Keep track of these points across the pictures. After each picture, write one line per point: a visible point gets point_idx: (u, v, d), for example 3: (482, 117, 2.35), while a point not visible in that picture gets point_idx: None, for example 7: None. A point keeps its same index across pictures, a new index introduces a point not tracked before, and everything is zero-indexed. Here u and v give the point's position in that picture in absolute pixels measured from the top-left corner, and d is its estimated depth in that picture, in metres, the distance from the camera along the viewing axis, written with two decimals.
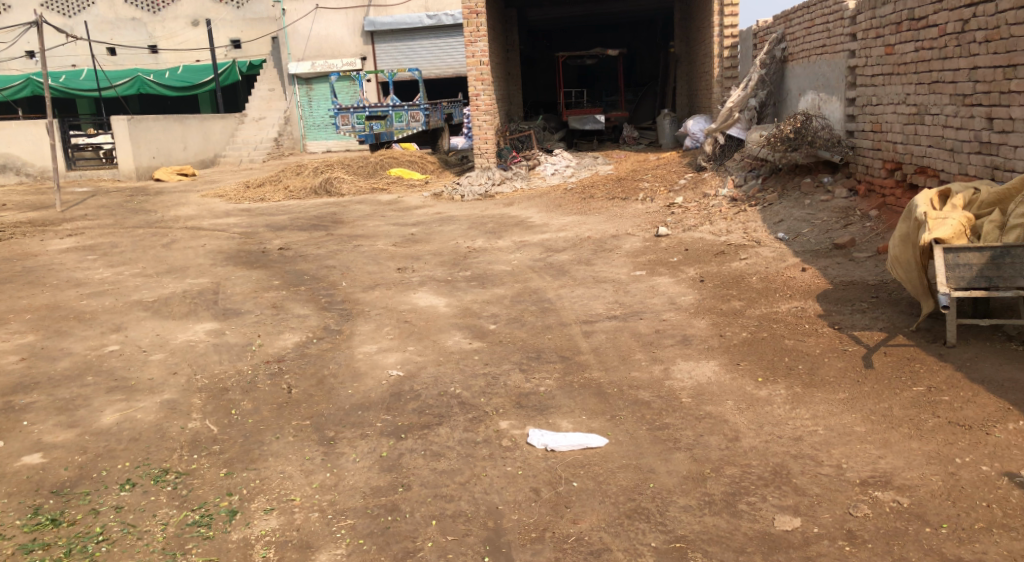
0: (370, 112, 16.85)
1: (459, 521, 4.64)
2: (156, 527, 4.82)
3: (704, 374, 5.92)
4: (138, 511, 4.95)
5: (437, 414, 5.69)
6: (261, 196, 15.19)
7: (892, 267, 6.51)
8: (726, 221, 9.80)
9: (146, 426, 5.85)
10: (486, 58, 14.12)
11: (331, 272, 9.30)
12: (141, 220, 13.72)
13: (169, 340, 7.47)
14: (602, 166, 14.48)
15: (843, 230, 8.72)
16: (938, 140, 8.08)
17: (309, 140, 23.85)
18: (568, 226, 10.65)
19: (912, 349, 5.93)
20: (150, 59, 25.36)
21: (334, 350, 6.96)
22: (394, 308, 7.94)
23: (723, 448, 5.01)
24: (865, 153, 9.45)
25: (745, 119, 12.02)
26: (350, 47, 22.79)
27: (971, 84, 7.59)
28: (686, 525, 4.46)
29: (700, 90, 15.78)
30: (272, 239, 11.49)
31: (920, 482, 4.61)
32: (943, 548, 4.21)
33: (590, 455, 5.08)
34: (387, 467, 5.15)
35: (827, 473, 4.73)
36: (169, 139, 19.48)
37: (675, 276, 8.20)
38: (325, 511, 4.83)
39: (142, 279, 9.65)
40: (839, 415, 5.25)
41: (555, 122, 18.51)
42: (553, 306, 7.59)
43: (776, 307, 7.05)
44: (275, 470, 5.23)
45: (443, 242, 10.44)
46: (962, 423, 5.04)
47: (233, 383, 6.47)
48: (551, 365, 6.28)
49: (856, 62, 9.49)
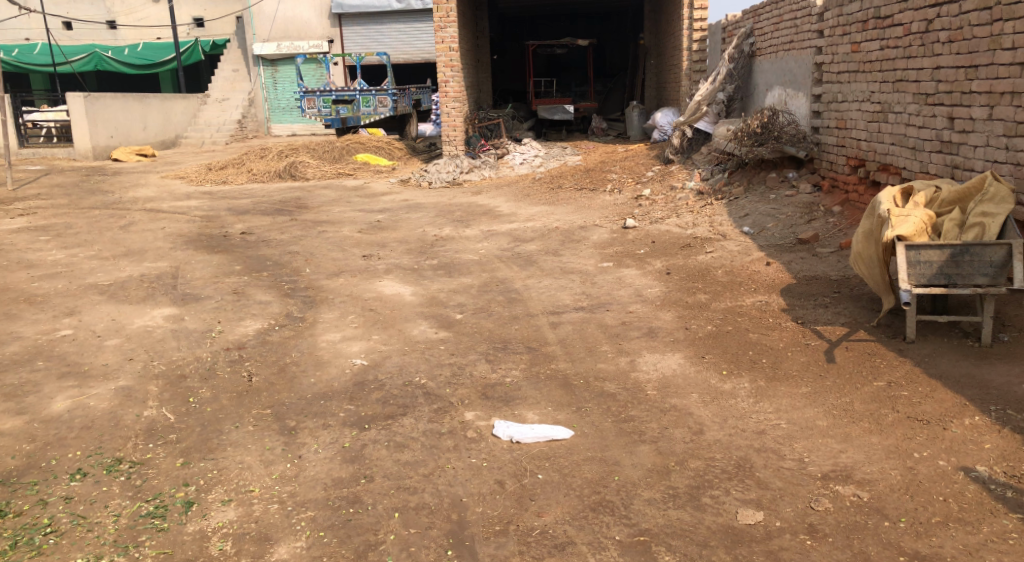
0: (336, 96, 16.56)
1: (421, 513, 4.60)
2: (108, 518, 4.73)
3: (669, 366, 5.94)
4: (89, 502, 4.85)
5: (401, 405, 5.64)
6: (223, 178, 14.99)
7: (855, 263, 6.56)
8: (693, 214, 9.83)
9: (100, 414, 5.74)
10: (455, 45, 14.06)
11: (294, 258, 9.18)
12: (98, 201, 13.46)
13: (126, 325, 7.33)
14: (570, 156, 14.48)
15: (806, 225, 8.79)
16: (901, 138, 8.16)
17: (273, 123, 23.48)
18: (535, 216, 10.62)
19: (872, 345, 5.99)
20: (108, 35, 24.99)
21: (297, 339, 6.87)
22: (359, 296, 7.86)
23: (686, 441, 5.02)
24: (829, 149, 9.52)
25: (712, 113, 12.16)
26: (316, 29, 22.55)
27: (933, 84, 7.67)
28: (650, 519, 4.46)
29: (668, 82, 15.81)
30: (233, 223, 11.33)
31: (879, 476, 4.66)
32: (901, 542, 4.26)
33: (554, 447, 5.07)
34: (349, 458, 5.09)
35: (789, 467, 4.77)
36: (128, 119, 19.12)
37: (641, 268, 8.21)
38: (285, 502, 4.77)
39: (99, 261, 9.46)
40: (802, 409, 5.29)
41: (523, 111, 18.45)
42: (520, 296, 7.56)
43: (741, 301, 7.09)
44: (234, 460, 5.16)
45: (409, 229, 10.36)
46: (920, 418, 5.10)
47: (192, 369, 6.37)
48: (517, 356, 6.25)
49: (823, 58, 9.56)
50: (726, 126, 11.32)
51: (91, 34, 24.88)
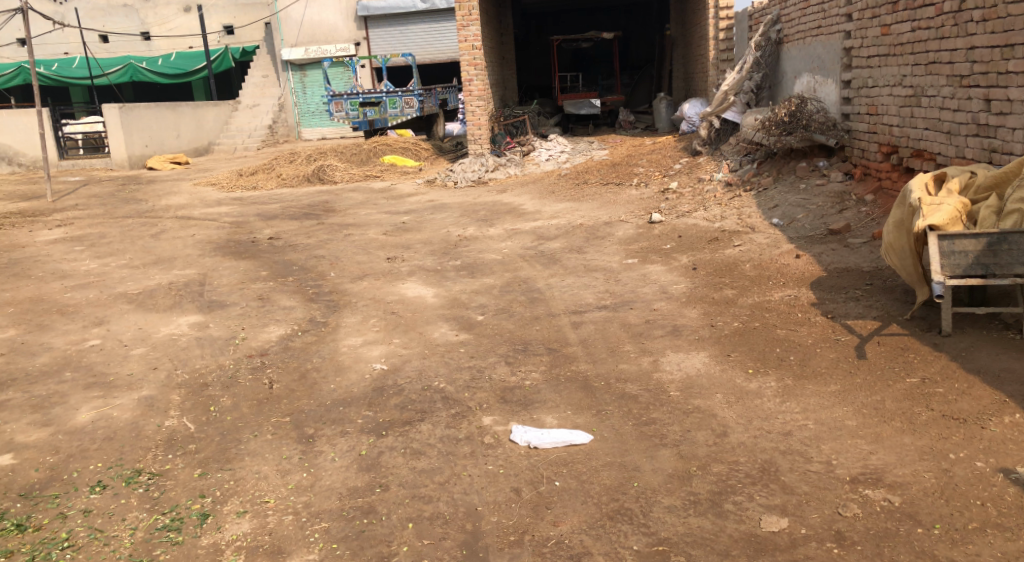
0: (364, 98, 16.60)
1: (436, 524, 4.49)
2: (125, 532, 4.69)
3: (694, 366, 5.76)
4: (106, 515, 4.81)
5: (420, 410, 5.53)
6: (253, 184, 15.03)
7: (886, 254, 6.34)
8: (721, 207, 9.62)
9: (122, 425, 5.71)
10: (479, 43, 13.97)
11: (319, 263, 9.13)
12: (132, 210, 13.56)
13: (152, 333, 7.33)
14: (597, 151, 14.30)
15: (838, 215, 8.55)
16: (935, 123, 7.90)
17: (303, 127, 23.58)
18: (561, 213, 10.48)
19: (906, 339, 5.76)
20: (142, 46, 25.15)
21: (319, 344, 6.80)
22: (382, 299, 7.77)
23: (710, 444, 4.86)
24: (861, 136, 9.26)
25: (740, 103, 11.91)
26: (343, 33, 22.59)
27: (968, 65, 7.40)
28: (669, 527, 4.31)
29: (696, 72, 15.56)
30: (262, 229, 11.33)
31: (911, 479, 4.46)
32: (935, 550, 4.06)
33: (573, 452, 4.94)
34: (365, 467, 5.00)
35: (816, 470, 4.59)
36: (162, 128, 19.29)
37: (667, 264, 8.03)
38: (300, 514, 4.69)
39: (129, 270, 9.50)
40: (830, 409, 5.10)
41: (549, 106, 18.30)
42: (542, 296, 7.43)
43: (769, 296, 6.88)
44: (251, 470, 5.09)
45: (434, 230, 10.27)
46: (955, 416, 4.89)
47: (213, 378, 6.32)
48: (537, 358, 6.12)
49: (852, 43, 9.30)
50: (754, 115, 11.03)
51: (126, 46, 25.16)
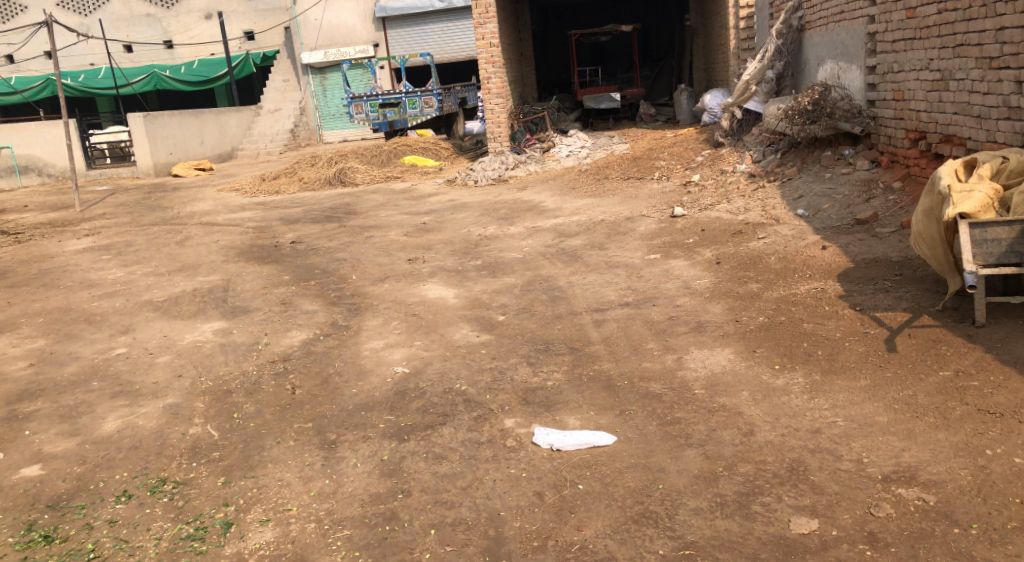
0: (384, 100, 16.58)
1: (458, 530, 4.43)
2: (150, 542, 4.67)
3: (719, 363, 5.66)
4: (132, 525, 4.79)
5: (441, 413, 5.48)
6: (277, 188, 15.06)
7: (915, 243, 6.21)
8: (744, 199, 9.48)
9: (146, 433, 5.71)
10: (497, 40, 13.90)
11: (342, 266, 9.11)
12: (158, 217, 13.63)
13: (176, 341, 7.33)
14: (618, 145, 14.20)
15: (864, 204, 8.39)
16: (964, 107, 7.72)
17: (325, 130, 23.67)
18: (583, 209, 10.38)
19: (937, 331, 5.62)
20: (165, 55, 25.31)
21: (341, 348, 6.77)
22: (403, 301, 7.72)
23: (736, 444, 4.76)
24: (887, 122, 9.09)
25: (762, 92, 11.79)
26: (362, 35, 22.62)
27: (998, 47, 7.23)
28: (696, 530, 4.22)
29: (717, 62, 15.39)
30: (285, 233, 11.34)
31: (947, 477, 4.33)
32: (972, 551, 3.94)
33: (597, 454, 4.85)
34: (387, 472, 4.95)
35: (847, 469, 4.47)
36: (186, 135, 19.38)
37: (690, 258, 7.92)
38: (322, 521, 4.65)
39: (155, 278, 9.52)
40: (860, 404, 4.98)
41: (569, 102, 18.19)
42: (564, 294, 7.35)
43: (794, 289, 6.76)
44: (274, 478, 5.06)
45: (455, 230, 10.21)
46: (991, 411, 4.75)
47: (237, 385, 6.30)
48: (560, 358, 6.04)
49: (876, 28, 9.12)
50: (777, 104, 10.83)
51: (150, 55, 25.34)
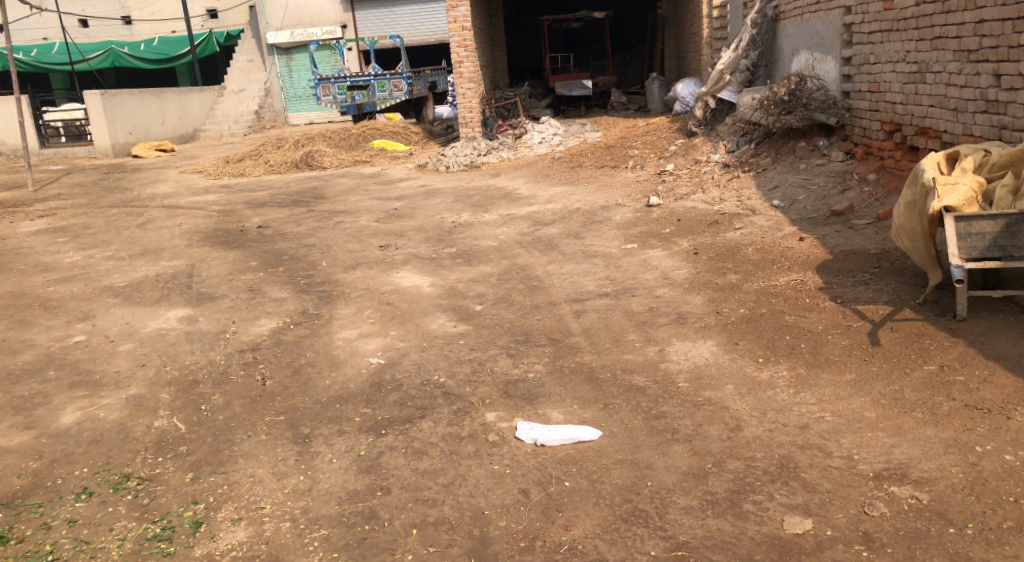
0: (352, 82, 16.26)
1: (442, 530, 4.31)
2: (113, 543, 4.48)
3: (702, 355, 5.58)
4: (93, 525, 4.60)
5: (420, 407, 5.34)
6: (241, 171, 14.73)
7: (896, 236, 6.18)
8: (719, 189, 9.43)
9: (108, 426, 5.49)
10: (469, 23, 13.69)
11: (310, 252, 8.90)
12: (116, 199, 13.26)
13: (139, 328, 7.09)
14: (590, 133, 14.09)
15: (840, 196, 8.37)
16: (941, 100, 7.70)
17: (291, 112, 23.27)
18: (557, 197, 10.25)
19: (920, 325, 5.59)
20: (123, 31, 24.70)
21: (312, 337, 6.59)
22: (376, 289, 7.55)
23: (724, 439, 4.69)
24: (862, 114, 9.07)
25: (736, 82, 11.72)
26: (329, 16, 22.22)
27: (977, 39, 7.19)
28: (688, 530, 4.13)
29: (689, 51, 15.31)
30: (250, 217, 11.06)
31: (938, 475, 4.29)
32: (969, 551, 3.90)
33: (582, 450, 4.75)
34: (365, 468, 4.81)
35: (837, 466, 4.42)
36: (146, 115, 18.94)
37: (667, 248, 7.83)
38: (298, 520, 4.49)
39: (114, 262, 9.24)
40: (847, 399, 4.93)
41: (541, 89, 18.01)
42: (542, 283, 7.23)
43: (774, 281, 6.70)
44: (245, 474, 4.88)
45: (427, 217, 10.04)
46: (979, 407, 4.72)
47: (204, 375, 6.11)
48: (540, 349, 5.93)
49: (852, 19, 9.07)
50: (751, 94, 10.77)
51: (107, 30, 24.69)
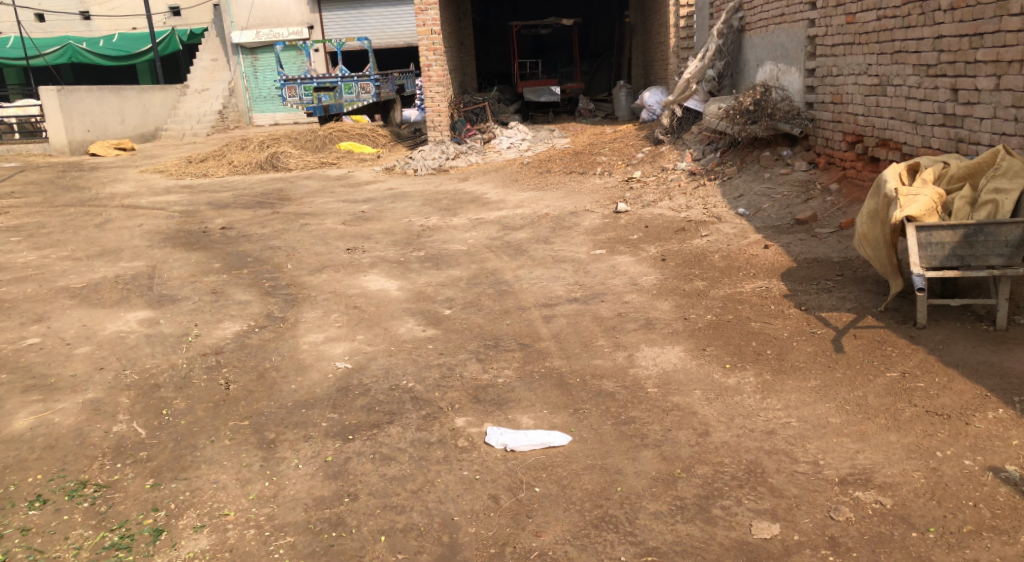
0: (318, 83, 16.14)
1: (410, 536, 4.29)
2: (68, 552, 4.39)
3: (670, 361, 5.62)
4: (48, 534, 4.51)
5: (388, 411, 5.31)
6: (203, 171, 14.56)
7: (859, 244, 6.26)
8: (686, 197, 9.51)
9: (64, 431, 5.39)
10: (438, 27, 13.67)
11: (276, 254, 8.82)
12: (74, 198, 13.04)
13: (97, 331, 6.97)
14: (558, 139, 14.14)
15: (803, 204, 8.49)
16: (901, 112, 7.84)
17: (255, 112, 23.06)
18: (525, 202, 10.27)
19: (882, 332, 5.68)
20: (81, 26, 24.33)
21: (278, 341, 6.52)
22: (343, 292, 7.51)
23: (692, 445, 4.72)
24: (825, 125, 9.20)
25: (702, 92, 11.75)
26: (296, 16, 21.91)
27: (935, 55, 7.32)
28: (657, 535, 4.16)
29: (656, 59, 15.43)
30: (213, 218, 10.94)
31: (901, 480, 4.36)
32: (932, 555, 3.96)
33: (552, 455, 4.76)
34: (332, 474, 4.77)
35: (803, 471, 4.47)
36: (105, 113, 18.65)
37: (635, 254, 7.88)
38: (262, 527, 4.44)
39: (71, 262, 9.07)
40: (812, 405, 4.99)
41: (510, 94, 18.03)
42: (511, 288, 7.23)
43: (740, 287, 6.77)
44: (208, 480, 4.82)
45: (395, 220, 10.00)
46: (940, 413, 4.81)
47: (165, 378, 6.02)
48: (510, 354, 5.93)
49: (815, 31, 9.20)
50: (717, 104, 10.85)
51: (64, 25, 24.30)
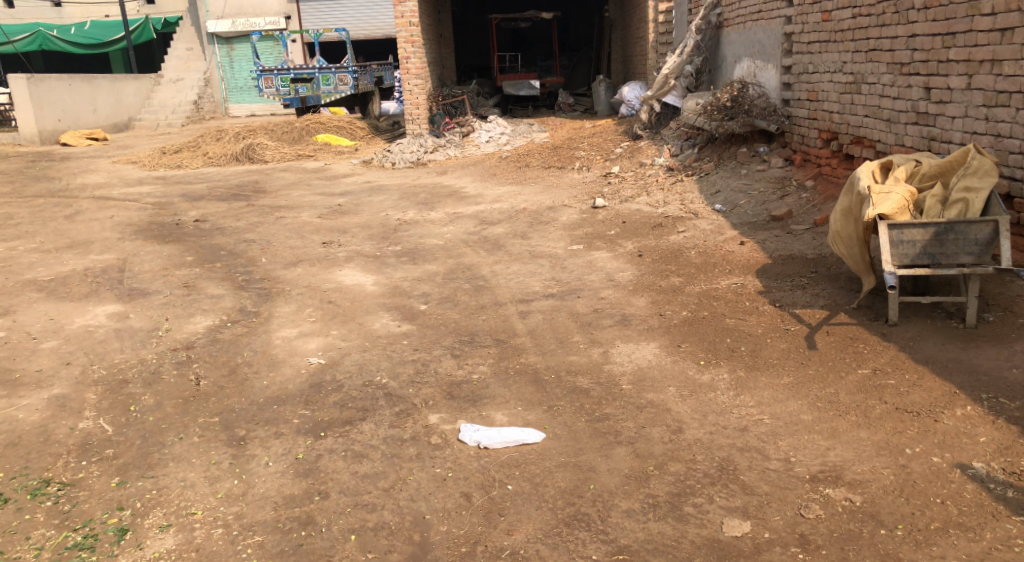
0: (295, 75, 16.00)
1: (380, 535, 4.27)
2: (30, 553, 4.33)
3: (645, 357, 5.63)
4: (9, 534, 4.44)
5: (361, 408, 5.28)
6: (177, 162, 14.43)
7: (832, 243, 6.29)
8: (663, 192, 9.52)
9: (29, 428, 5.31)
10: (416, 19, 13.59)
11: (250, 248, 8.74)
12: (44, 188, 12.86)
13: (65, 325, 6.88)
14: (537, 134, 14.12)
15: (779, 201, 8.52)
16: (875, 110, 7.88)
17: (231, 103, 22.86)
18: (503, 197, 10.24)
19: (854, 329, 5.71)
20: (52, 13, 23.98)
21: (250, 336, 6.47)
22: (318, 287, 7.46)
23: (665, 442, 4.73)
24: (801, 122, 9.24)
25: (681, 87, 11.78)
26: (272, 5, 21.74)
27: (909, 53, 7.35)
28: (629, 533, 4.16)
29: (636, 54, 15.42)
30: (187, 210, 10.84)
31: (871, 477, 4.39)
32: (899, 552, 3.99)
33: (525, 452, 4.75)
34: (303, 472, 4.73)
35: (775, 468, 4.49)
36: (77, 102, 18.41)
37: (612, 250, 7.88)
38: (230, 526, 4.40)
39: (40, 255, 8.95)
40: (784, 402, 5.01)
41: (489, 87, 17.97)
42: (487, 284, 7.20)
43: (715, 284, 6.79)
44: (176, 478, 4.77)
45: (372, 213, 9.95)
46: (909, 410, 4.85)
47: (134, 374, 5.95)
48: (485, 350, 5.91)
49: (792, 28, 9.23)
50: (695, 99, 10.86)
51: (34, 12, 23.95)
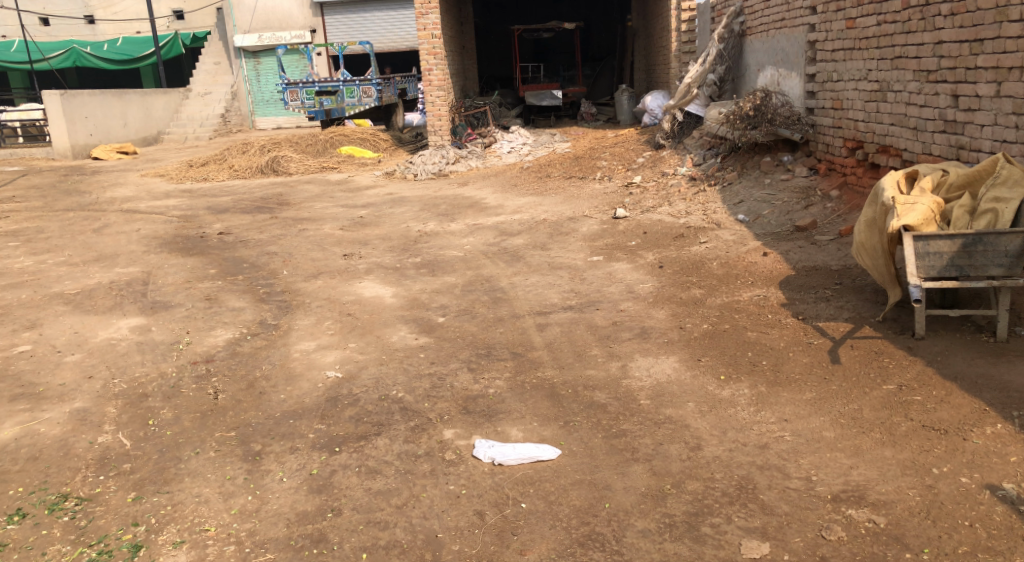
0: (320, 87, 16.07)
1: (393, 554, 4.21)
2: None
3: (664, 371, 5.54)
4: (25, 549, 4.44)
5: (376, 423, 5.23)
6: (204, 175, 14.52)
7: (857, 254, 6.17)
8: (686, 202, 9.42)
9: (48, 442, 5.32)
10: (439, 31, 13.60)
11: (272, 260, 8.75)
12: (73, 202, 12.99)
13: (88, 338, 6.91)
14: (559, 144, 14.07)
15: (803, 211, 8.40)
16: (901, 118, 7.74)
17: (258, 116, 23.03)
18: (524, 208, 10.19)
19: (879, 343, 5.59)
20: (86, 30, 24.34)
21: (269, 349, 6.45)
22: (337, 299, 7.44)
23: (684, 459, 4.64)
24: (825, 130, 9.11)
25: (703, 96, 11.71)
26: (298, 19, 21.92)
27: (935, 60, 7.22)
28: (644, 554, 4.08)
29: (658, 63, 15.32)
30: (212, 223, 10.89)
31: (895, 497, 4.27)
32: None
33: (540, 469, 4.68)
34: (316, 488, 4.69)
35: (796, 487, 4.38)
36: (108, 117, 18.61)
37: (633, 261, 7.80)
38: (243, 543, 4.37)
39: (67, 268, 9.02)
40: (807, 418, 4.90)
41: (511, 98, 17.96)
42: (506, 296, 7.15)
43: (737, 296, 6.68)
44: (190, 493, 4.75)
45: (393, 225, 9.93)
46: (936, 427, 4.72)
47: (153, 388, 5.95)
48: (501, 364, 5.85)
49: (816, 36, 9.11)
50: (718, 108, 10.77)
51: (68, 29, 24.29)
